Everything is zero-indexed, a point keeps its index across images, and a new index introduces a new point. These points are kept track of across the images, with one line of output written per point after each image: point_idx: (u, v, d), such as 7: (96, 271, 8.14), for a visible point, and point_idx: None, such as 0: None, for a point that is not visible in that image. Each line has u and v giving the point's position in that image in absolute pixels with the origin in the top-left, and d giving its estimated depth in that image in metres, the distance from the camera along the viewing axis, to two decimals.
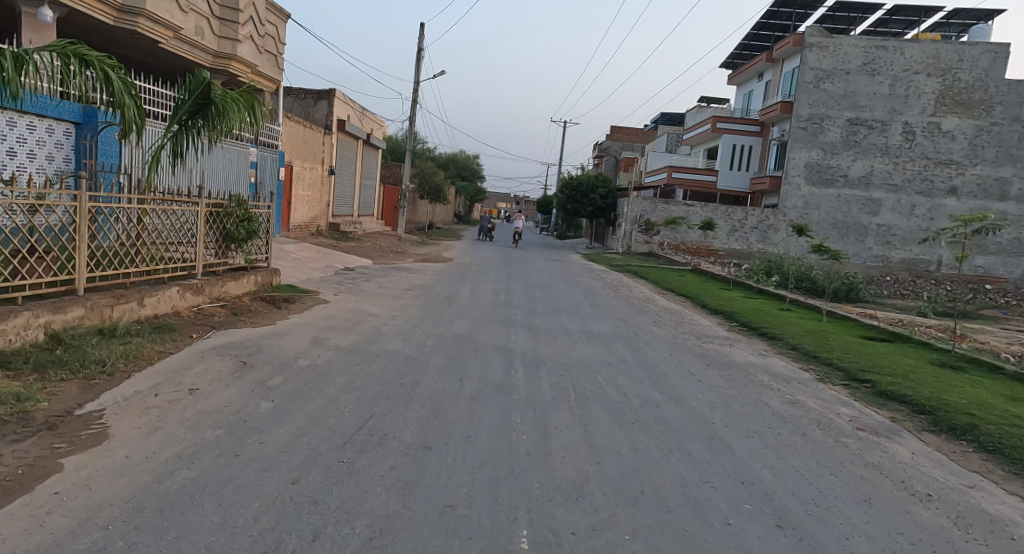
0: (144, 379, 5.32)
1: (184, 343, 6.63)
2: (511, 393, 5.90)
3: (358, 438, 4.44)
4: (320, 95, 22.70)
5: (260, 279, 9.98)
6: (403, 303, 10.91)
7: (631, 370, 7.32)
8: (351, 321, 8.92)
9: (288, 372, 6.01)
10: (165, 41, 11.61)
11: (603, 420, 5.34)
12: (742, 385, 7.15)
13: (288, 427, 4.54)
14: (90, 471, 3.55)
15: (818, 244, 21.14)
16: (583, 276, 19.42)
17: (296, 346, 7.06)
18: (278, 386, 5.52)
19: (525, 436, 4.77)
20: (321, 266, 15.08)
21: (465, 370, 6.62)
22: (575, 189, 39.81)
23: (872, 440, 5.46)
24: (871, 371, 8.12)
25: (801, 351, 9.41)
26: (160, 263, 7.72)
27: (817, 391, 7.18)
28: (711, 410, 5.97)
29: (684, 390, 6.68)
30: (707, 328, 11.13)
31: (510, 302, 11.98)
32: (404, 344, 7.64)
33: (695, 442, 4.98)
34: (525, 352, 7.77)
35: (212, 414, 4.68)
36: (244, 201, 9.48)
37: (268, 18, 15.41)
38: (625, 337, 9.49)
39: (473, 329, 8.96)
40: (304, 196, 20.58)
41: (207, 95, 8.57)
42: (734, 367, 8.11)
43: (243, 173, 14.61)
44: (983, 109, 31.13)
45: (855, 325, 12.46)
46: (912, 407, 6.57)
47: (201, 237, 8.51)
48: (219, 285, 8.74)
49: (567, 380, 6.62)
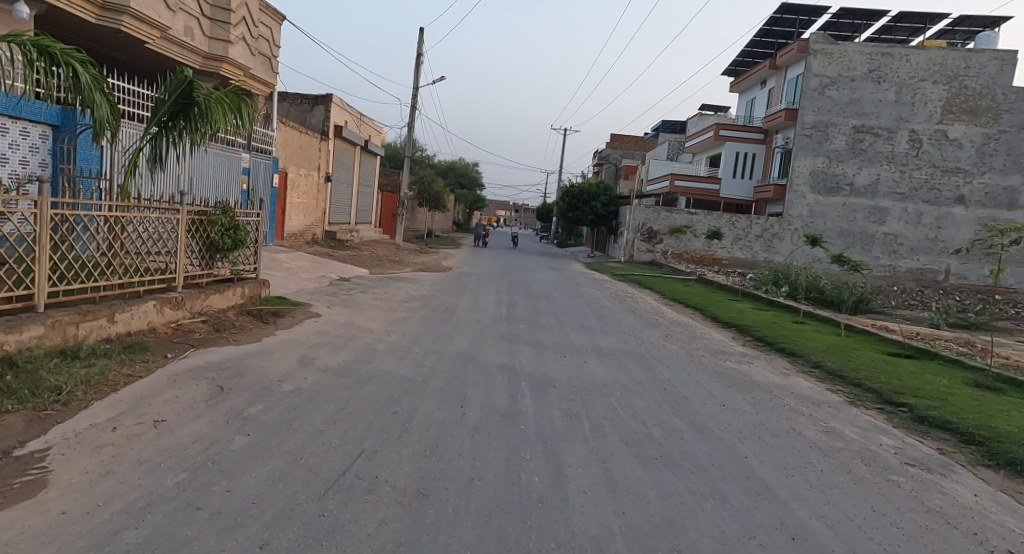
0: (105, 409, 4.69)
1: (156, 366, 5.99)
2: (519, 423, 5.28)
3: (342, 484, 3.82)
4: (316, 100, 22.13)
5: (247, 291, 9.36)
6: (399, 317, 10.29)
7: (647, 394, 6.71)
8: (343, 336, 8.32)
9: (269, 398, 5.39)
10: (152, 41, 11.07)
11: (625, 457, 4.72)
12: (771, 410, 6.52)
13: (265, 467, 3.95)
14: (13, 534, 2.94)
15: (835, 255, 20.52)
16: (587, 286, 18.91)
17: (282, 367, 6.44)
18: (257, 417, 4.89)
19: (537, 478, 4.17)
20: (315, 276, 14.48)
21: (467, 395, 5.99)
22: (575, 197, 39.22)
23: (927, 479, 4.83)
24: (905, 392, 7.53)
25: (825, 369, 8.81)
26: (136, 275, 7.12)
27: (852, 417, 6.56)
28: (741, 442, 5.36)
29: (709, 416, 6.07)
30: (722, 344, 10.52)
31: (513, 315, 11.39)
32: (400, 364, 7.02)
33: (730, 484, 4.37)
34: (532, 373, 7.17)
35: (176, 452, 4.06)
36: (230, 208, 8.86)
37: (262, 19, 14.89)
38: (637, 355, 8.86)
39: (475, 347, 8.33)
40: (300, 203, 20.04)
41: (190, 95, 7.95)
42: (757, 389, 7.49)
43: (233, 179, 14.07)
44: (991, 116, 30.69)
45: (876, 340, 11.84)
46: (959, 436, 5.98)
47: (182, 248, 7.91)
48: (201, 299, 8.14)
49: (579, 405, 6.03)
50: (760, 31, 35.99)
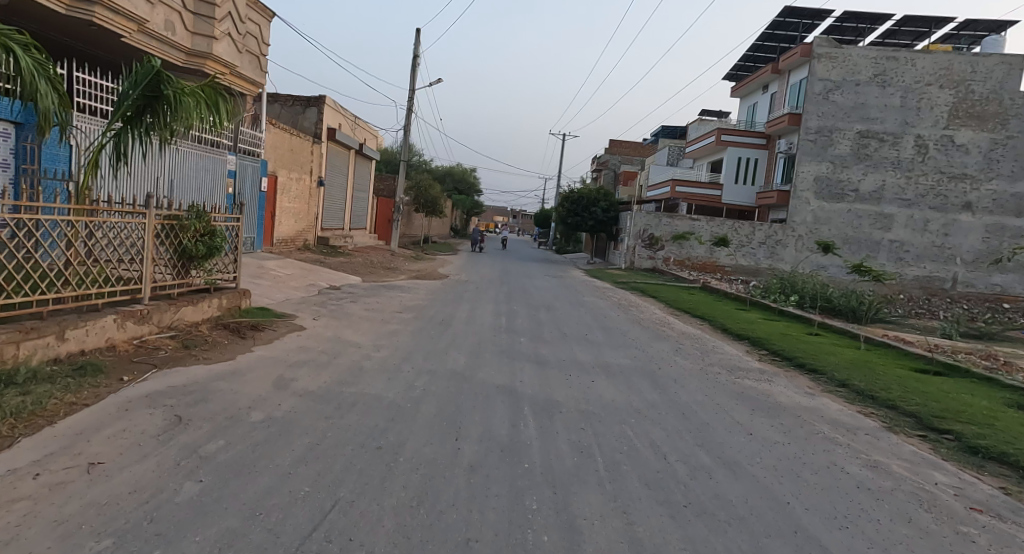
0: (31, 449, 3.96)
1: (106, 392, 5.23)
2: (522, 460, 4.57)
3: (307, 550, 3.09)
4: (308, 102, 21.47)
5: (225, 302, 8.64)
6: (390, 329, 9.55)
7: (666, 421, 5.98)
8: (328, 353, 7.61)
9: (234, 431, 4.65)
10: (129, 34, 10.35)
11: (648, 505, 4.00)
12: (805, 440, 5.79)
13: (211, 528, 3.20)
14: None
15: (857, 265, 19.82)
16: (589, 294, 18.22)
17: (253, 392, 5.69)
18: (215, 456, 4.16)
19: (546, 536, 3.45)
20: (303, 284, 13.77)
21: (462, 424, 5.25)
22: (575, 203, 38.58)
23: (1003, 531, 4.10)
24: (945, 416, 6.84)
25: (852, 389, 8.10)
26: (93, 285, 6.38)
27: (895, 447, 5.83)
28: (778, 482, 4.64)
29: (737, 448, 5.35)
30: (737, 359, 9.80)
31: (513, 327, 10.67)
32: (388, 387, 6.28)
33: (777, 543, 3.63)
34: (535, 395, 6.44)
35: (106, 507, 3.33)
36: (205, 213, 8.14)
37: (249, 15, 14.19)
38: (648, 372, 8.14)
39: (472, 364, 7.59)
40: (290, 208, 19.33)
41: (157, 87, 7.23)
42: (784, 412, 6.76)
43: (219, 182, 13.54)
44: (998, 122, 30.18)
45: (899, 354, 11.13)
46: (1020, 472, 5.27)
47: (149, 255, 7.18)
48: (171, 311, 7.40)
49: (590, 435, 5.32)
50: (762, 35, 35.55)
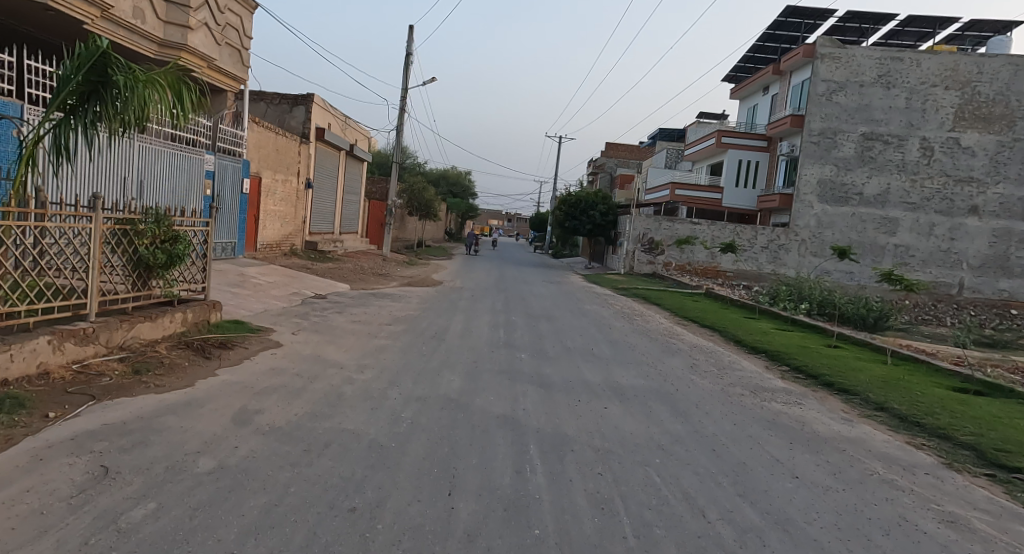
0: None
1: (21, 434, 4.30)
2: (532, 524, 3.66)
3: None
4: (295, 100, 20.56)
5: (191, 316, 7.72)
6: (377, 346, 8.62)
7: (695, 461, 5.09)
8: (304, 375, 6.69)
9: (172, 487, 3.73)
10: (92, 21, 9.46)
11: None
12: (862, 485, 4.90)
13: None
14: None
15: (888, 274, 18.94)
16: (591, 302, 17.37)
17: (205, 430, 4.75)
18: (139, 529, 3.22)
19: None
20: (286, 293, 12.85)
21: (456, 473, 4.33)
22: (573, 206, 37.77)
23: None
24: (1010, 449, 5.97)
25: (893, 414, 7.24)
26: (21, 300, 5.36)
27: (965, 493, 4.94)
28: (847, 548, 3.75)
29: (786, 499, 4.45)
30: (759, 377, 8.90)
31: (512, 342, 9.77)
32: (370, 420, 5.35)
33: None
34: (541, 429, 5.52)
35: None
36: (165, 216, 7.20)
37: (230, 5, 13.25)
38: (664, 395, 7.26)
39: (467, 389, 6.67)
40: (275, 212, 18.32)
41: (104, 72, 6.33)
42: (827, 446, 5.87)
43: (196, 184, 12.77)
44: (1006, 123, 29.48)
45: (930, 370, 10.25)
46: None
47: (95, 264, 6.22)
48: (122, 329, 6.45)
49: (610, 484, 4.41)
50: (764, 36, 34.89)
